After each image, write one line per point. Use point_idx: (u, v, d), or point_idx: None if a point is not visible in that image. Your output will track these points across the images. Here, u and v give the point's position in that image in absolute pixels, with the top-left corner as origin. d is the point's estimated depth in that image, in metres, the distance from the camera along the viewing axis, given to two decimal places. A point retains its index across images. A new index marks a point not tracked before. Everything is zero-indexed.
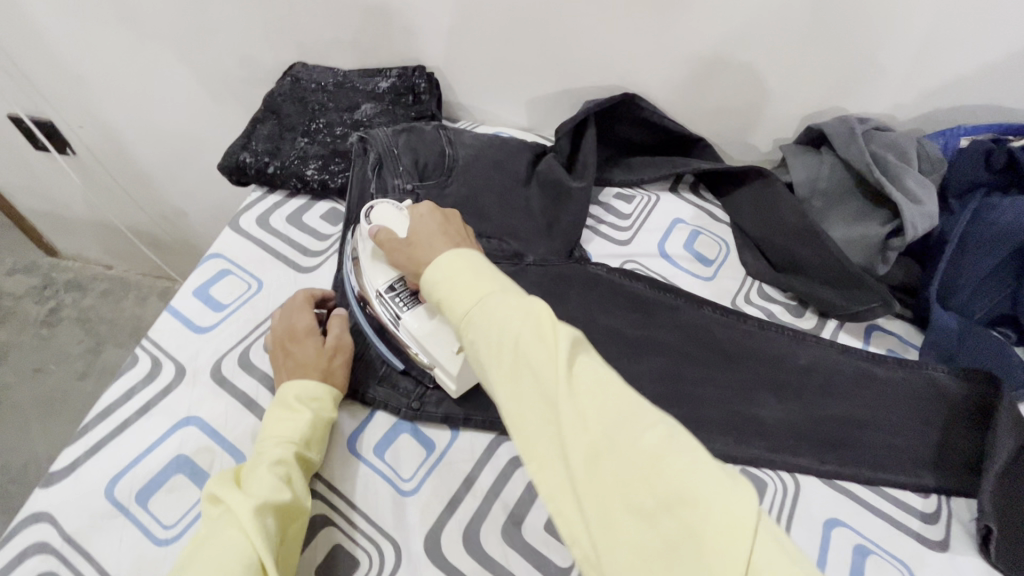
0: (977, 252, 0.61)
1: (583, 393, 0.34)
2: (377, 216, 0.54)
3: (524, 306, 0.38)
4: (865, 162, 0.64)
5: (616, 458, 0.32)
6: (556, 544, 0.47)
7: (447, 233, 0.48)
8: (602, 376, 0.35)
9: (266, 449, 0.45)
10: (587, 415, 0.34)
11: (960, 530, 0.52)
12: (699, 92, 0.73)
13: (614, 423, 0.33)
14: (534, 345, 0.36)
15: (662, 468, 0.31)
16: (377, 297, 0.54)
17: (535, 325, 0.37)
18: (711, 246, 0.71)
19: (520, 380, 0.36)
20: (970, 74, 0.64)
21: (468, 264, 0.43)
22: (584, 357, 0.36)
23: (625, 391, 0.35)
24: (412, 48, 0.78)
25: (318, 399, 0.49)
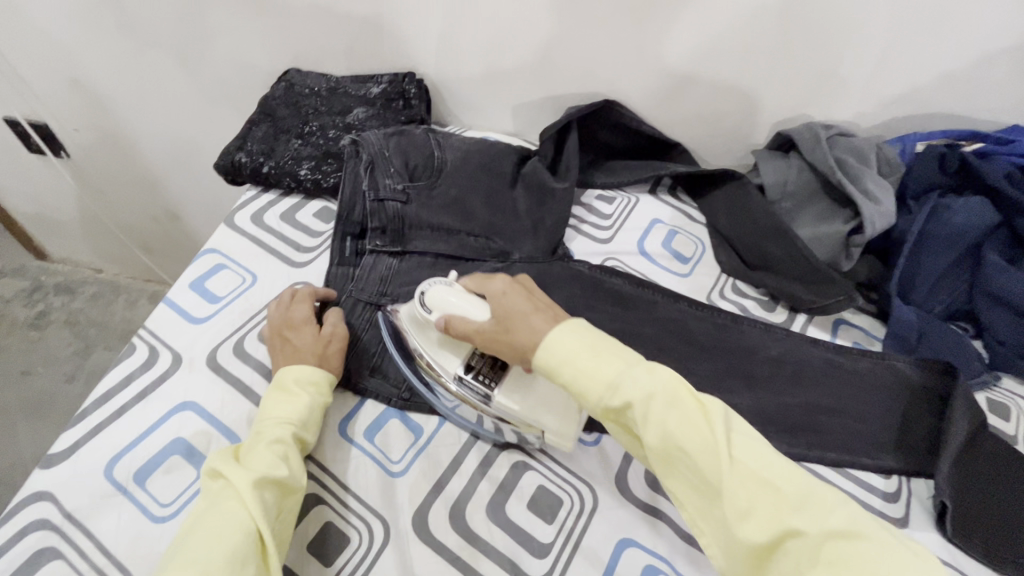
0: (935, 251, 0.66)
1: (750, 478, 0.39)
2: (432, 303, 0.52)
3: (669, 389, 0.42)
4: (829, 165, 0.68)
5: (801, 542, 0.36)
6: (538, 523, 0.50)
7: (536, 307, 0.47)
8: (762, 459, 0.39)
9: (266, 429, 0.47)
10: (760, 499, 0.38)
11: (920, 508, 0.55)
12: (676, 99, 0.77)
13: (791, 508, 0.37)
14: (691, 433, 0.40)
15: (848, 552, 0.35)
16: (458, 382, 0.51)
17: (685, 411, 0.41)
18: (688, 245, 0.75)
19: (680, 465, 0.41)
20: (924, 84, 0.68)
21: (587, 340, 0.44)
22: (739, 438, 0.40)
23: (788, 470, 0.39)
24: (402, 56, 0.82)
25: (315, 383, 0.52)
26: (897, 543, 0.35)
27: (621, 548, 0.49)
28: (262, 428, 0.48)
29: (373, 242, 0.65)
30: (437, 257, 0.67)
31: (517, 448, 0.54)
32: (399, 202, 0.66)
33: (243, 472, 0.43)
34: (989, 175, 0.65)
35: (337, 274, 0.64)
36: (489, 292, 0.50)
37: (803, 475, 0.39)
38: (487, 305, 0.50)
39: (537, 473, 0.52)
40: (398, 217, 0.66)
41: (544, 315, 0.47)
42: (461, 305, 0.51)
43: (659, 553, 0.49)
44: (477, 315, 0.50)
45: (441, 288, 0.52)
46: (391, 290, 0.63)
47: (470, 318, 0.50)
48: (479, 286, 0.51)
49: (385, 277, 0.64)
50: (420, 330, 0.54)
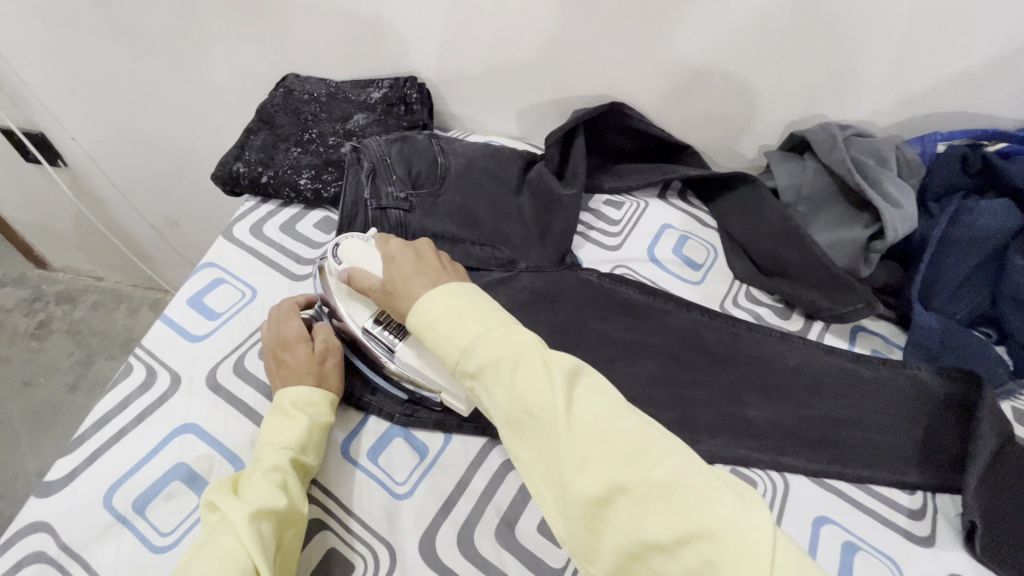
0: (958, 253, 0.64)
1: (587, 433, 0.38)
2: (347, 259, 0.55)
3: (517, 349, 0.42)
4: (847, 167, 0.65)
5: (630, 494, 0.36)
6: (551, 547, 0.48)
7: (421, 271, 0.49)
8: (601, 412, 0.39)
9: (263, 456, 0.46)
10: (593, 453, 0.37)
11: (946, 526, 0.53)
12: (685, 101, 0.75)
13: (621, 459, 0.37)
14: (533, 392, 0.40)
15: (673, 500, 0.35)
16: (367, 335, 0.54)
17: (532, 370, 0.41)
18: (699, 251, 0.72)
19: (525, 428, 0.40)
20: (945, 82, 0.66)
21: (450, 301, 0.45)
22: (582, 393, 0.40)
23: (626, 424, 0.38)
24: (403, 60, 0.80)
25: (314, 404, 0.50)
26: (723, 488, 0.35)
27: None
28: (259, 455, 0.46)
29: None
30: None
31: None
32: (402, 210, 0.65)
33: (239, 506, 0.41)
34: (1015, 177, 0.62)
35: None
36: (389, 253, 0.53)
37: (640, 425, 0.39)
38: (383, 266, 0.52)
39: None
40: (401, 227, 0.64)
41: (426, 279, 0.49)
42: (368, 264, 0.53)
43: None
44: (376, 273, 0.53)
45: (356, 246, 0.55)
46: None
47: (370, 276, 0.53)
48: (384, 245, 0.54)
49: None
50: (336, 284, 0.57)
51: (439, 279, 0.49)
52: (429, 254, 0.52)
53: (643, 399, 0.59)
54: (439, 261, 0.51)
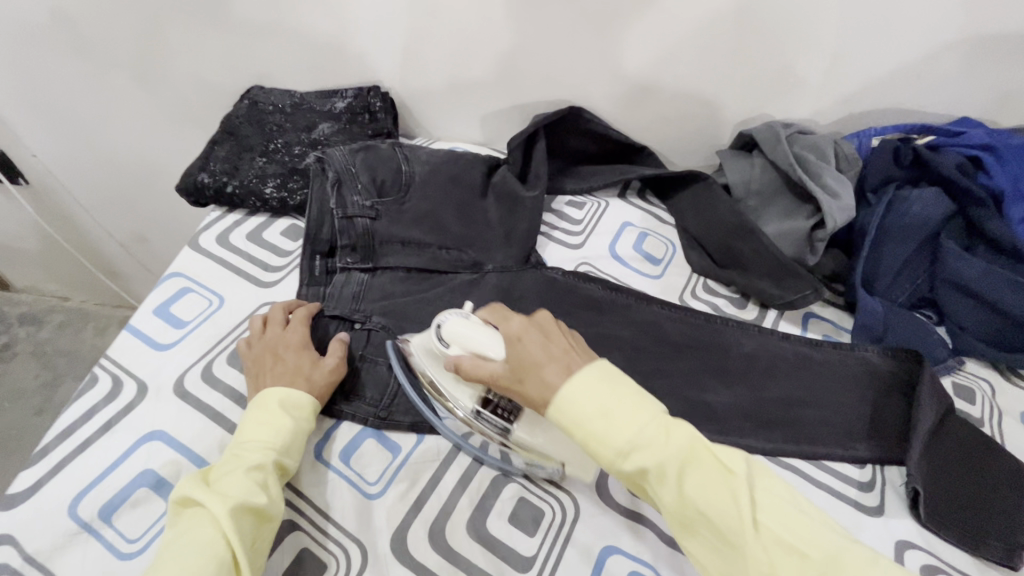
0: (895, 241, 0.68)
1: (776, 543, 0.38)
2: (451, 339, 0.50)
3: (684, 451, 0.41)
4: (789, 163, 0.70)
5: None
6: (521, 536, 0.49)
7: (551, 355, 0.45)
8: (787, 519, 0.39)
9: (246, 453, 0.46)
10: (784, 563, 0.37)
11: (894, 495, 0.56)
12: (640, 104, 0.78)
13: (818, 571, 0.37)
14: (711, 498, 0.40)
15: None
16: (476, 415, 0.51)
17: (704, 473, 0.40)
18: (659, 246, 0.75)
19: (700, 529, 0.40)
20: (877, 82, 0.70)
21: (601, 397, 0.42)
22: (763, 497, 0.40)
23: (814, 533, 0.38)
24: (366, 70, 0.81)
25: (301, 408, 0.51)
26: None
27: (605, 555, 0.48)
28: (241, 450, 0.47)
29: (343, 259, 0.65)
30: (409, 271, 0.66)
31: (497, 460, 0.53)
32: (368, 218, 0.66)
33: (217, 499, 0.42)
34: (941, 166, 0.67)
35: (309, 293, 0.63)
36: (506, 332, 0.48)
37: (826, 532, 0.38)
38: (502, 348, 0.48)
39: (517, 484, 0.52)
40: (367, 234, 0.65)
41: (559, 365, 0.44)
42: (477, 344, 0.49)
43: (644, 558, 0.48)
44: (492, 354, 0.48)
45: (460, 323, 0.51)
46: (364, 306, 0.62)
47: (484, 358, 0.49)
48: (501, 324, 0.49)
49: (357, 296, 0.63)
50: (435, 362, 0.53)
51: (575, 364, 0.45)
52: (553, 329, 0.48)
53: None
54: (566, 340, 0.47)
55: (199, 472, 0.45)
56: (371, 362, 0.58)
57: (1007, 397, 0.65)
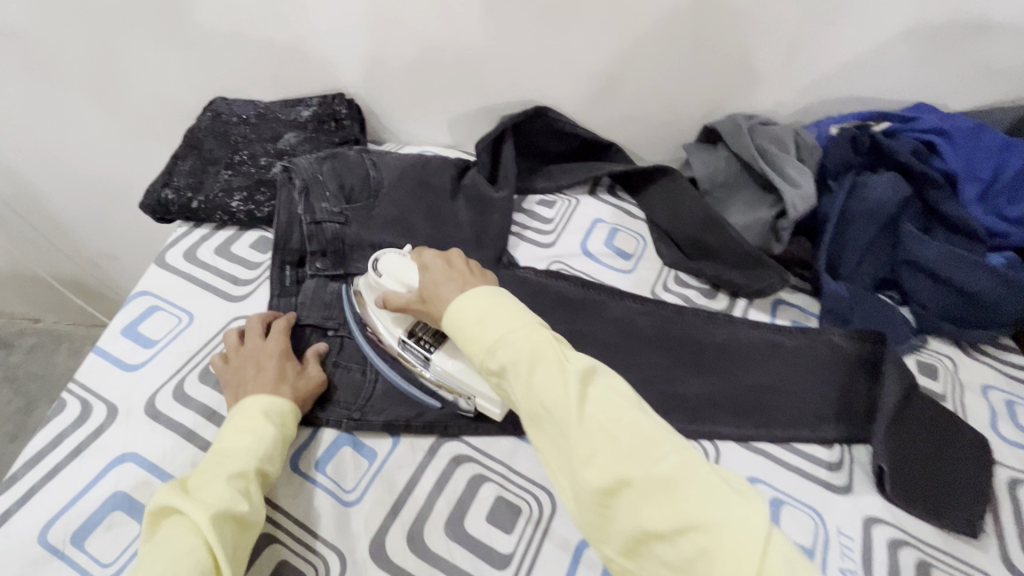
0: (858, 225, 0.70)
1: (598, 431, 0.38)
2: (384, 271, 0.57)
3: (535, 348, 0.42)
4: (750, 154, 0.71)
5: (633, 489, 0.36)
6: (498, 534, 0.49)
7: (450, 276, 0.51)
8: (613, 409, 0.39)
9: (227, 460, 0.46)
10: (602, 447, 0.38)
11: (862, 473, 0.58)
12: (605, 102, 0.79)
13: (625, 452, 0.37)
14: (547, 390, 0.41)
15: (677, 493, 0.35)
16: (402, 345, 0.56)
17: (547, 369, 0.41)
18: (630, 241, 0.76)
19: (544, 423, 0.41)
20: (832, 71, 0.72)
21: (477, 306, 0.46)
22: (598, 393, 0.40)
23: (636, 422, 0.39)
24: (330, 77, 0.81)
25: (286, 414, 0.51)
26: (725, 486, 0.35)
27: (584, 548, 0.49)
28: (223, 455, 0.46)
29: (314, 266, 0.65)
30: None
31: (474, 461, 0.53)
32: (337, 223, 0.66)
33: (198, 506, 0.41)
34: (896, 150, 0.69)
35: (280, 304, 0.62)
36: (420, 262, 0.55)
37: (649, 423, 0.39)
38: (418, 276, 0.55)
39: (493, 483, 0.52)
40: (337, 239, 0.65)
41: (455, 283, 0.50)
42: (402, 276, 0.56)
43: None
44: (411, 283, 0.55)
45: (392, 257, 0.58)
46: (336, 313, 0.62)
47: (405, 289, 0.55)
48: (419, 253, 0.56)
49: (330, 303, 0.62)
50: (371, 295, 0.59)
51: (470, 281, 0.50)
52: (458, 259, 0.54)
53: None
54: (465, 265, 0.53)
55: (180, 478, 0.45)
56: (345, 369, 0.58)
57: (968, 371, 0.67)
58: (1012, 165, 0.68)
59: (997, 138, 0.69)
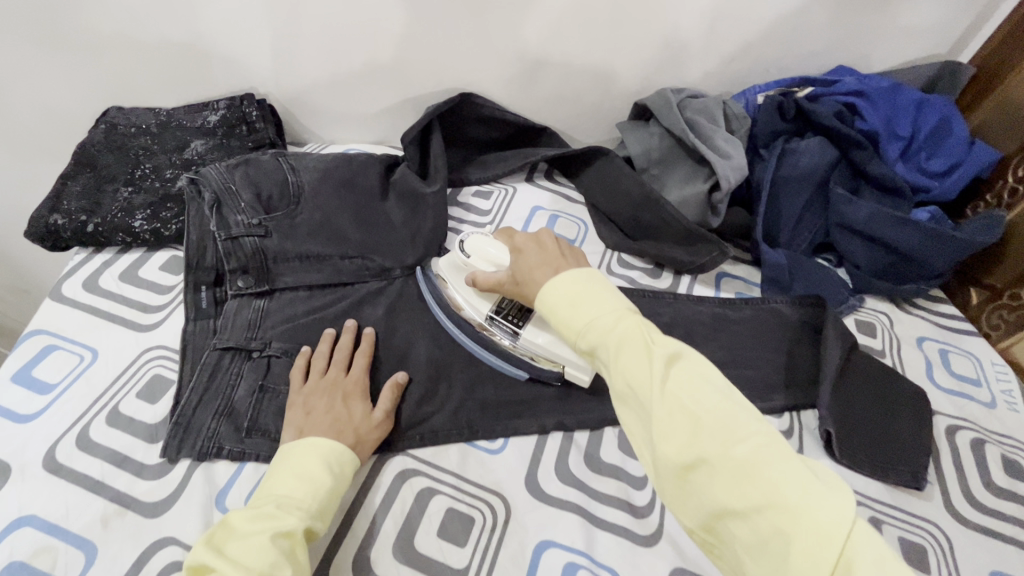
0: (791, 192, 0.71)
1: (680, 410, 0.36)
2: (471, 250, 0.57)
3: (623, 329, 0.40)
4: (682, 129, 0.70)
5: (710, 468, 0.33)
6: (450, 548, 0.47)
7: (545, 259, 0.48)
8: (696, 384, 0.37)
9: (275, 514, 0.42)
10: (683, 426, 0.35)
11: (810, 437, 0.58)
12: (533, 85, 0.76)
13: (705, 433, 0.34)
14: (632, 371, 0.38)
15: (757, 478, 0.32)
16: (490, 321, 0.56)
17: (634, 350, 0.39)
18: (570, 227, 0.74)
19: (624, 399, 0.39)
20: (754, 39, 0.72)
21: (570, 287, 0.44)
22: (682, 371, 0.37)
23: (718, 399, 0.36)
24: (236, 78, 0.75)
25: (343, 464, 0.47)
26: (808, 472, 0.32)
27: (542, 551, 0.47)
28: (274, 505, 0.43)
29: (235, 285, 0.59)
30: (311, 288, 0.62)
31: (422, 475, 0.51)
32: (256, 237, 0.61)
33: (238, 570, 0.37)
34: (821, 116, 0.69)
35: (196, 329, 0.57)
36: (513, 245, 0.53)
37: (734, 403, 0.36)
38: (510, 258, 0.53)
39: (444, 495, 0.50)
40: (258, 254, 0.60)
41: (549, 267, 0.47)
42: (488, 254, 0.56)
43: (578, 547, 0.47)
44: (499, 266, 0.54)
45: (478, 239, 0.57)
46: (262, 333, 0.57)
47: (495, 270, 0.54)
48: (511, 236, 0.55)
49: (253, 323, 0.57)
50: (457, 273, 0.60)
51: (567, 263, 0.47)
52: (551, 240, 0.51)
53: None
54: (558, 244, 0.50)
55: (224, 528, 0.41)
56: (274, 393, 0.52)
57: (903, 326, 0.69)
58: (928, 121, 0.70)
59: (914, 95, 0.70)
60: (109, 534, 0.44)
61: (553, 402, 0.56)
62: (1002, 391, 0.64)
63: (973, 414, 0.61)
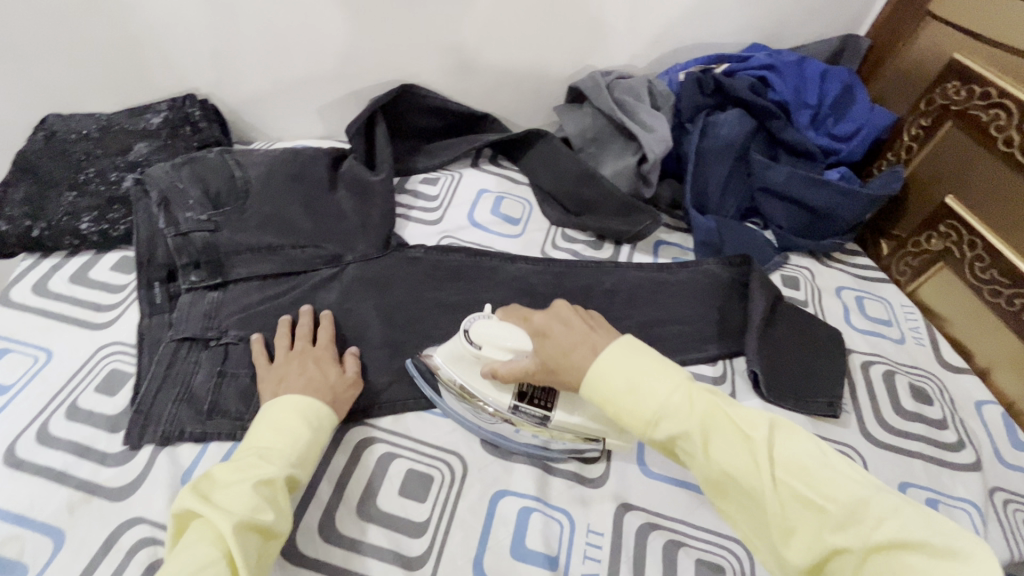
0: (716, 161, 0.76)
1: (796, 499, 0.37)
2: (480, 341, 0.52)
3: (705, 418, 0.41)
4: (611, 108, 0.75)
5: (848, 559, 0.34)
6: (412, 504, 0.50)
7: (574, 338, 0.47)
8: (803, 466, 0.37)
9: (258, 463, 0.44)
10: (803, 517, 0.36)
11: (741, 381, 0.64)
12: (472, 74, 0.79)
13: (832, 524, 0.35)
14: (732, 462, 0.39)
15: (898, 562, 0.32)
16: (514, 411, 0.53)
17: (724, 440, 0.40)
18: (516, 207, 0.78)
19: (730, 493, 0.40)
20: (674, 22, 0.77)
21: (621, 373, 0.44)
22: (782, 453, 0.38)
23: (833, 482, 0.36)
24: (176, 80, 0.75)
25: (320, 419, 0.50)
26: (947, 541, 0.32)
27: (498, 499, 0.51)
28: (256, 457, 0.45)
29: (188, 279, 0.61)
30: (265, 278, 0.64)
31: (382, 441, 0.54)
32: (206, 232, 0.62)
33: (224, 512, 0.39)
34: (737, 90, 0.75)
35: (152, 324, 0.58)
36: (533, 326, 0.51)
37: (848, 479, 0.36)
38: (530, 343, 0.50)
39: (404, 458, 0.53)
40: (209, 248, 0.62)
41: (585, 346, 0.46)
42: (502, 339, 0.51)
43: (531, 493, 0.51)
44: (519, 352, 0.51)
45: (484, 323, 0.53)
46: (218, 322, 0.59)
47: (515, 357, 0.51)
48: (522, 318, 0.52)
49: (209, 314, 0.59)
50: (465, 366, 0.54)
51: (598, 336, 0.47)
52: (571, 313, 0.50)
53: None
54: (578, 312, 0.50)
55: (207, 476, 0.43)
56: (232, 376, 0.54)
57: (824, 278, 0.76)
58: (831, 89, 0.77)
59: (818, 66, 0.77)
60: (75, 519, 0.45)
61: None
62: (910, 329, 0.71)
63: (884, 350, 0.68)
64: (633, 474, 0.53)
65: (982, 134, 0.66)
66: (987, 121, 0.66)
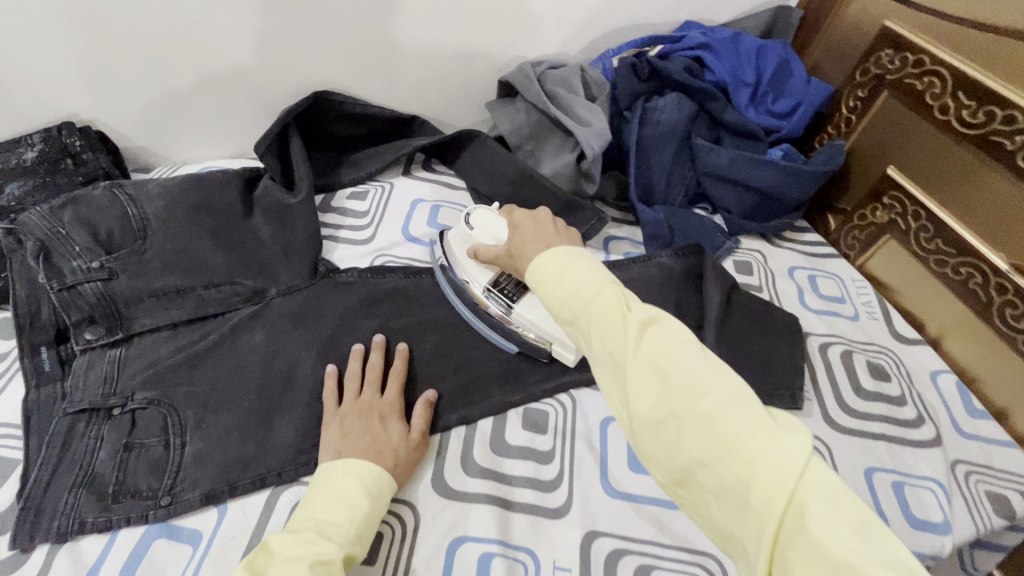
0: (658, 149, 0.73)
1: (649, 367, 0.34)
2: (477, 224, 0.60)
3: (601, 297, 0.38)
4: (543, 103, 0.70)
5: (680, 424, 0.33)
6: (360, 568, 0.45)
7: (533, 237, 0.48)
8: (671, 344, 0.35)
9: (316, 539, 0.40)
10: (653, 383, 0.34)
11: None
12: (393, 74, 0.73)
13: (674, 392, 0.33)
14: (607, 335, 0.37)
15: (721, 428, 0.31)
16: (487, 293, 0.58)
17: (608, 314, 0.37)
18: (454, 215, 0.73)
19: (597, 361, 0.38)
20: (603, 4, 0.72)
21: (558, 261, 0.43)
22: (656, 333, 0.36)
23: (689, 360, 0.34)
24: (49, 105, 0.66)
25: (381, 485, 0.45)
26: (770, 419, 0.31)
27: (456, 548, 0.46)
28: (314, 531, 0.41)
29: (82, 338, 0.53)
30: (176, 326, 0.57)
31: None
32: (98, 281, 0.54)
33: None
34: (672, 73, 0.72)
35: (39, 398, 0.51)
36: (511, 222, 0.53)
37: (706, 362, 0.34)
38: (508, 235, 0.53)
39: None
40: (105, 299, 0.54)
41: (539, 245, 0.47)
42: (493, 231, 0.58)
43: (490, 536, 0.47)
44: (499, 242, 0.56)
45: (485, 214, 0.60)
46: (121, 386, 0.52)
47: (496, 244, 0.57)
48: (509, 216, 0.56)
49: (109, 376, 0.52)
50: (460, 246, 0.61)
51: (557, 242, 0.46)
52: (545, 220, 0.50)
53: (428, 378, 0.57)
54: (560, 239, 0.49)
55: (264, 552, 0.39)
56: (140, 449, 0.48)
57: (776, 260, 0.74)
58: (768, 65, 0.74)
59: (753, 42, 0.74)
60: None
61: (450, 398, 0.56)
62: (863, 304, 0.70)
63: (840, 329, 0.67)
64: (598, 498, 0.50)
65: (917, 101, 0.65)
66: (922, 88, 0.65)
